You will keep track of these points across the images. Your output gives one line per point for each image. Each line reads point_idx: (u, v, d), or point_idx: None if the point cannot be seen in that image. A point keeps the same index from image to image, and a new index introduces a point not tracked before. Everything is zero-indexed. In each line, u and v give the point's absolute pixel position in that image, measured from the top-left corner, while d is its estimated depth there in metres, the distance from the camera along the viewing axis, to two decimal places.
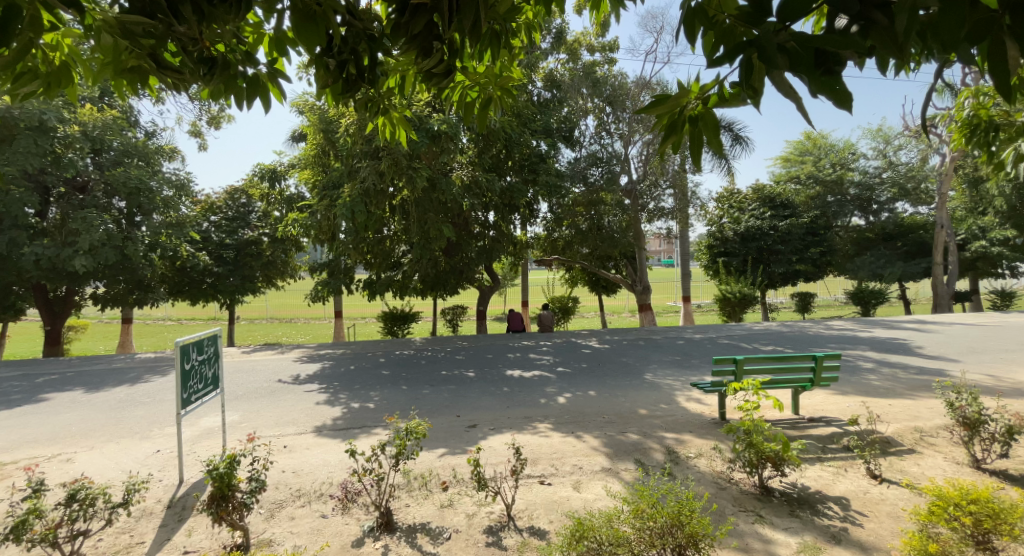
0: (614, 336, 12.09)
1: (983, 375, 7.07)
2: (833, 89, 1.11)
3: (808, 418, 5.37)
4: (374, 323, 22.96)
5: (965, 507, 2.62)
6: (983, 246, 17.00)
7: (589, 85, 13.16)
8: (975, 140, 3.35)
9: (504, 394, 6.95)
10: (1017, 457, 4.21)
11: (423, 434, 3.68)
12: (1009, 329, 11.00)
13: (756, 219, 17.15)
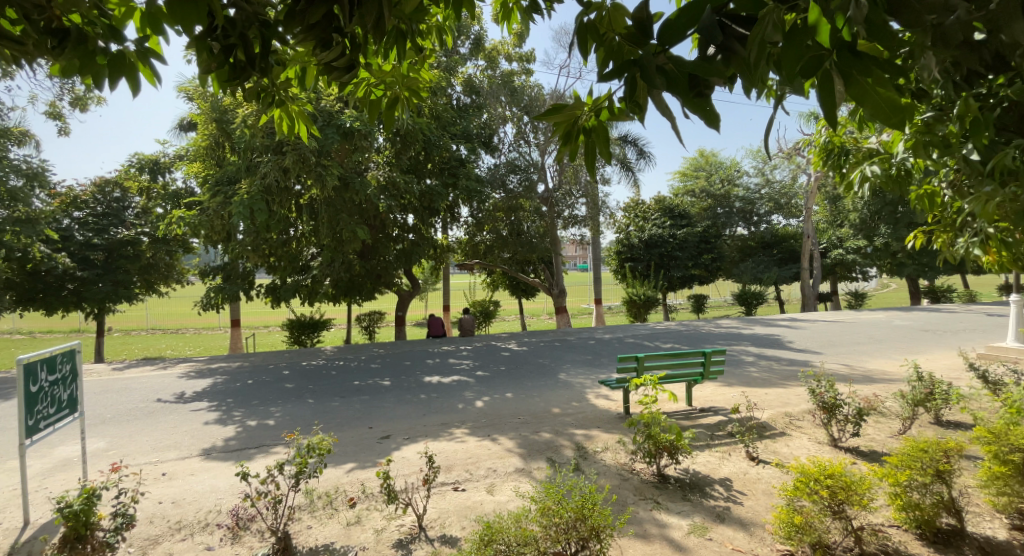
0: (531, 337, 12.26)
1: (839, 365, 8.15)
2: (703, 109, 1.16)
3: (700, 408, 5.82)
4: (276, 333, 21.30)
5: (823, 481, 2.91)
6: (840, 254, 19.28)
7: (507, 93, 13.32)
8: (830, 162, 3.84)
9: (419, 401, 6.75)
10: (865, 434, 4.86)
11: (328, 450, 3.39)
12: (858, 325, 12.81)
13: (658, 228, 18.59)
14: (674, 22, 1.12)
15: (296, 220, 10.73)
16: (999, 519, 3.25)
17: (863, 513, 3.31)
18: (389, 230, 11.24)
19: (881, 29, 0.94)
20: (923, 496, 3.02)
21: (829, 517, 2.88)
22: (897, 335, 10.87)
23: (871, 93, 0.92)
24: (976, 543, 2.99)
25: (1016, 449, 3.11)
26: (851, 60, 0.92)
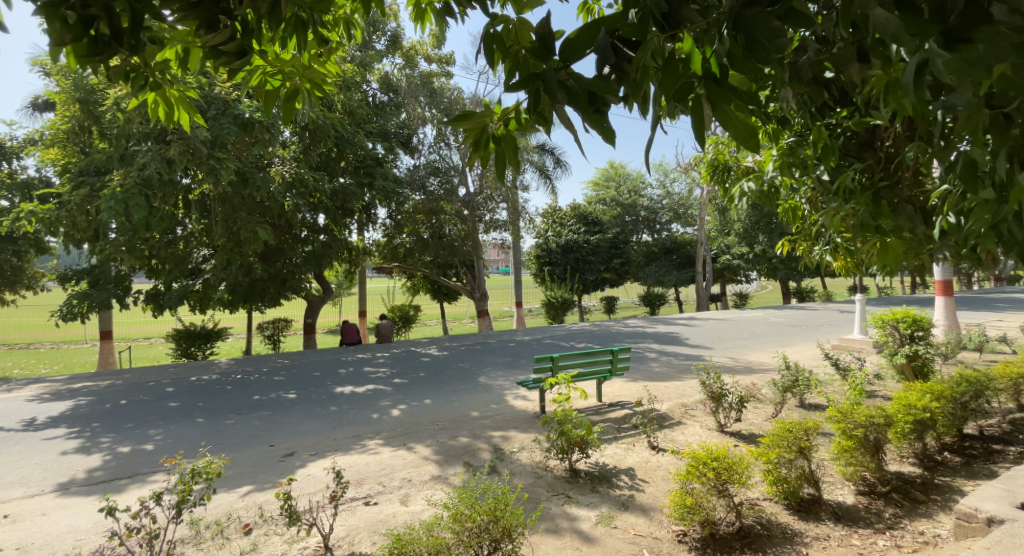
0: (451, 342, 12.06)
1: (726, 358, 9.04)
2: (602, 124, 1.22)
3: (608, 404, 6.12)
4: (162, 345, 18.98)
5: (710, 465, 3.21)
6: (727, 259, 21.01)
7: (426, 94, 13.10)
8: (716, 177, 4.23)
9: (328, 413, 6.37)
10: (746, 419, 5.42)
11: (217, 474, 3.04)
12: (742, 322, 14.28)
13: (573, 234, 19.28)
14: (575, 39, 1.16)
15: (186, 216, 9.68)
16: (848, 485, 3.78)
17: (742, 491, 3.67)
18: (297, 231, 10.53)
19: (741, 61, 1.04)
20: (789, 471, 3.44)
21: (715, 496, 3.16)
22: (774, 331, 12.25)
23: (733, 119, 1.04)
24: (830, 507, 3.45)
25: (859, 424, 3.66)
26: (716, 88, 1.03)
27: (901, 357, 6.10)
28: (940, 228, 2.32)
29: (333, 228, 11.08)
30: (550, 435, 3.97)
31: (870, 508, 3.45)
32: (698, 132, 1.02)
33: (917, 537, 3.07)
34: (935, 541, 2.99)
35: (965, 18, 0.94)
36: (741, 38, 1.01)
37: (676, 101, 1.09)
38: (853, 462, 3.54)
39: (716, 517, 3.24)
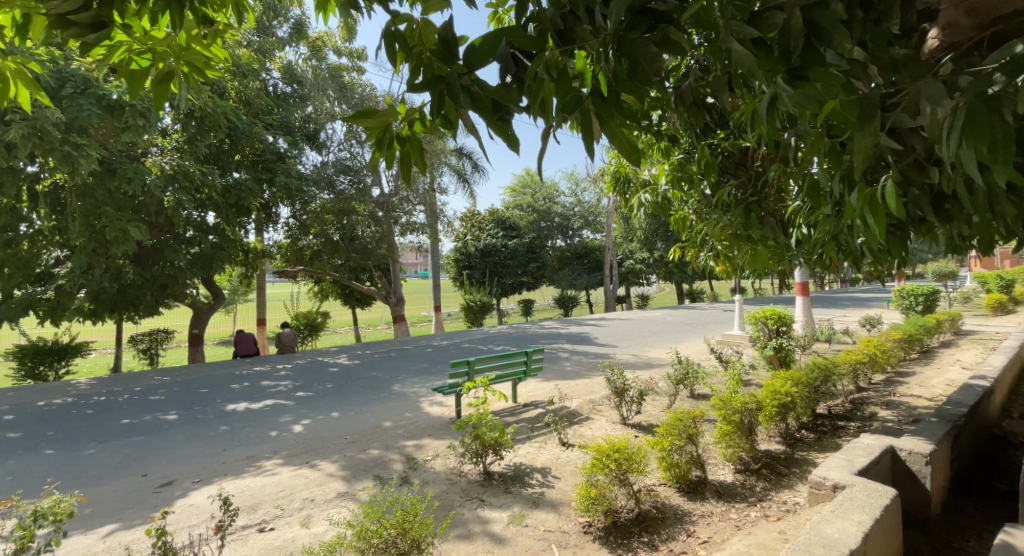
0: (365, 350, 11.45)
1: (630, 355, 9.59)
2: (505, 131, 1.27)
3: (523, 404, 6.19)
4: (9, 364, 15.94)
5: (612, 456, 3.40)
6: (631, 263, 22.91)
7: (335, 88, 12.38)
8: (617, 188, 4.46)
9: (218, 434, 5.78)
10: (647, 411, 5.78)
11: (70, 514, 2.60)
12: (646, 322, 15.25)
13: (491, 238, 19.25)
14: (477, 48, 1.16)
15: (36, 212, 8.26)
16: (729, 465, 4.19)
17: (640, 478, 3.92)
18: (181, 230, 9.45)
19: (623, 80, 1.14)
20: (680, 456, 3.75)
21: (615, 485, 3.35)
22: (673, 329, 13.21)
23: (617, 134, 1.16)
24: (713, 486, 3.81)
25: (736, 410, 4.08)
26: (600, 103, 1.14)
27: (769, 349, 6.90)
28: (795, 238, 2.74)
29: (225, 228, 10.08)
30: (464, 439, 3.94)
31: (746, 484, 3.85)
32: (587, 145, 1.13)
33: (782, 506, 3.48)
34: (795, 507, 3.41)
35: (804, 57, 1.20)
36: (624, 59, 1.09)
37: (565, 113, 1.18)
38: (733, 444, 3.92)
39: (617, 505, 3.43)
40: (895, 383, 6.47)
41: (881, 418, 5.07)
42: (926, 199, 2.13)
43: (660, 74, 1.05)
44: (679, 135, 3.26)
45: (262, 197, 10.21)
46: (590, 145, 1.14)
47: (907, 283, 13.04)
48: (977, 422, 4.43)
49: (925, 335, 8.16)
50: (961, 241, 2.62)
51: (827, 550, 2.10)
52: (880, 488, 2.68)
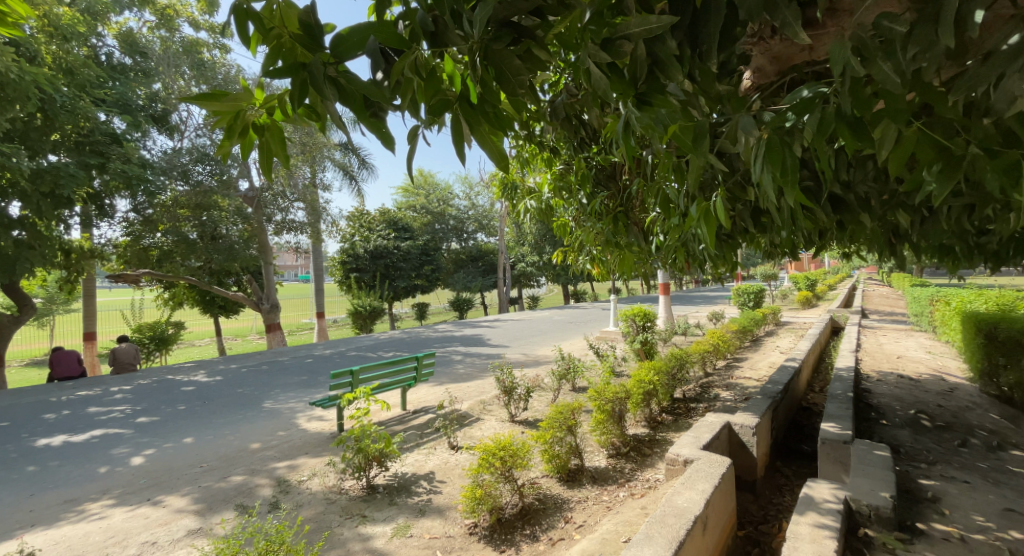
0: (229, 363, 10.20)
1: (521, 354, 9.76)
2: (379, 128, 1.24)
3: (412, 411, 5.96)
4: None
5: (497, 455, 3.43)
6: (523, 266, 23.31)
7: (192, 66, 10.84)
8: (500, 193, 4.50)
9: (26, 475, 4.75)
10: (535, 408, 5.92)
11: None
12: (537, 322, 15.66)
13: (383, 240, 17.67)
14: (345, 38, 1.09)
15: None
16: (603, 451, 4.49)
17: (524, 472, 4.04)
18: None
19: (488, 87, 1.18)
20: (560, 447, 3.94)
21: (500, 482, 3.41)
22: (559, 328, 13.77)
23: (488, 139, 1.19)
24: (589, 473, 4.05)
25: (609, 399, 4.39)
26: (468, 108, 1.17)
27: (636, 342, 7.57)
28: (655, 244, 3.11)
29: (37, 223, 8.31)
30: (344, 456, 3.67)
31: (617, 467, 4.15)
32: (458, 149, 1.15)
33: (645, 483, 3.79)
34: (656, 483, 3.74)
35: (649, 84, 1.38)
36: (492, 67, 1.13)
37: (433, 114, 1.18)
38: (606, 431, 4.21)
39: (501, 501, 3.50)
40: (738, 367, 7.50)
41: (725, 398, 5.85)
42: (748, 214, 2.57)
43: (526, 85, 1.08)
44: (560, 148, 3.56)
45: (90, 185, 8.59)
46: (461, 150, 1.16)
47: (740, 283, 15.20)
48: (791, 396, 5.34)
49: (755, 326, 9.61)
50: (773, 248, 3.17)
51: (679, 519, 2.36)
52: (719, 458, 3.08)
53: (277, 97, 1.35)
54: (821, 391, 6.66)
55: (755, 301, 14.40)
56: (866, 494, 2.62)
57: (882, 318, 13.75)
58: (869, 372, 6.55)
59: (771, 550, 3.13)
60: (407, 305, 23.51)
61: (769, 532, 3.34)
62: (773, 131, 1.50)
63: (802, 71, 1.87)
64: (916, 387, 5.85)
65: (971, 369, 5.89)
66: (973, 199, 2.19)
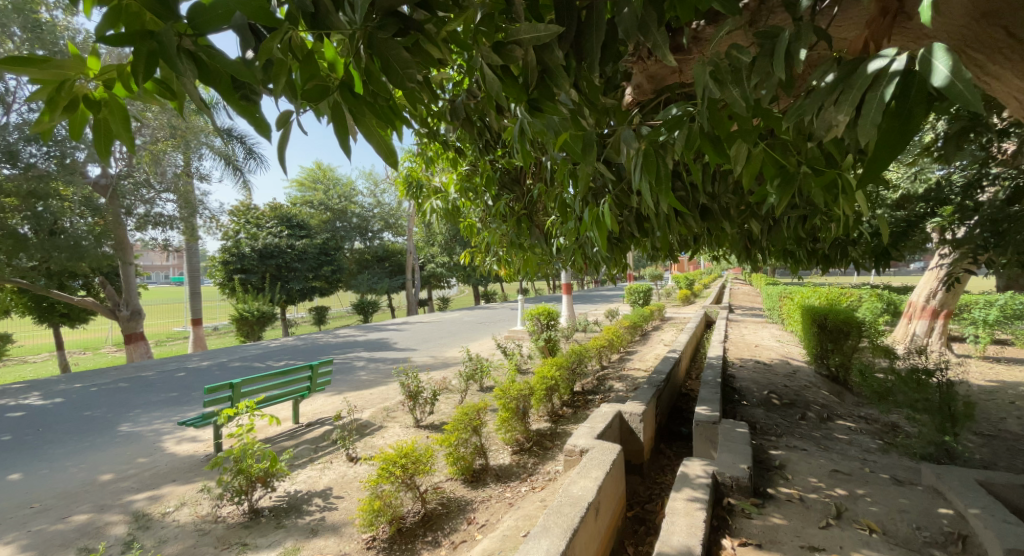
0: (75, 381, 8.68)
1: (428, 357, 9.50)
2: (251, 113, 1.15)
3: (306, 423, 5.53)
4: None
5: (399, 463, 3.31)
6: (434, 267, 22.97)
7: (25, 26, 9.04)
8: (409, 193, 4.25)
9: None
10: (440, 411, 5.78)
11: None
12: (447, 323, 15.38)
13: (273, 237, 15.06)
14: (206, 10, 0.98)
15: None
16: (507, 448, 4.55)
17: (427, 477, 3.97)
18: None
19: (374, 78, 1.14)
20: (465, 449, 3.92)
21: (400, 491, 3.30)
22: (467, 329, 13.63)
23: (374, 133, 1.15)
24: (493, 471, 4.07)
25: (513, 397, 4.45)
26: (351, 98, 1.12)
27: (541, 340, 7.79)
28: (555, 246, 3.27)
29: None
30: (221, 481, 3.27)
31: (520, 463, 4.23)
32: (340, 141, 1.10)
33: (546, 476, 3.90)
34: (556, 475, 3.86)
35: (540, 90, 1.44)
36: (376, 57, 1.09)
37: (310, 100, 1.11)
38: (511, 429, 4.27)
39: (402, 510, 3.40)
40: (631, 360, 8.06)
41: (618, 389, 6.24)
42: (633, 220, 2.78)
43: (412, 79, 1.06)
44: (465, 149, 3.55)
45: None
46: (345, 142, 1.11)
47: (632, 282, 16.36)
48: (673, 384, 5.88)
49: (645, 321, 10.42)
50: (656, 251, 3.46)
51: (574, 508, 2.47)
52: (611, 446, 3.28)
53: (118, 67, 1.19)
54: (698, 378, 7.40)
55: (645, 299, 15.63)
56: (728, 467, 2.97)
57: (751, 313, 15.57)
58: (735, 360, 7.41)
59: (655, 526, 3.41)
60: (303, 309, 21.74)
61: (653, 510, 3.63)
62: (650, 143, 1.64)
63: (674, 91, 2.07)
64: (771, 371, 6.75)
65: (810, 354, 6.94)
66: (804, 209, 2.59)
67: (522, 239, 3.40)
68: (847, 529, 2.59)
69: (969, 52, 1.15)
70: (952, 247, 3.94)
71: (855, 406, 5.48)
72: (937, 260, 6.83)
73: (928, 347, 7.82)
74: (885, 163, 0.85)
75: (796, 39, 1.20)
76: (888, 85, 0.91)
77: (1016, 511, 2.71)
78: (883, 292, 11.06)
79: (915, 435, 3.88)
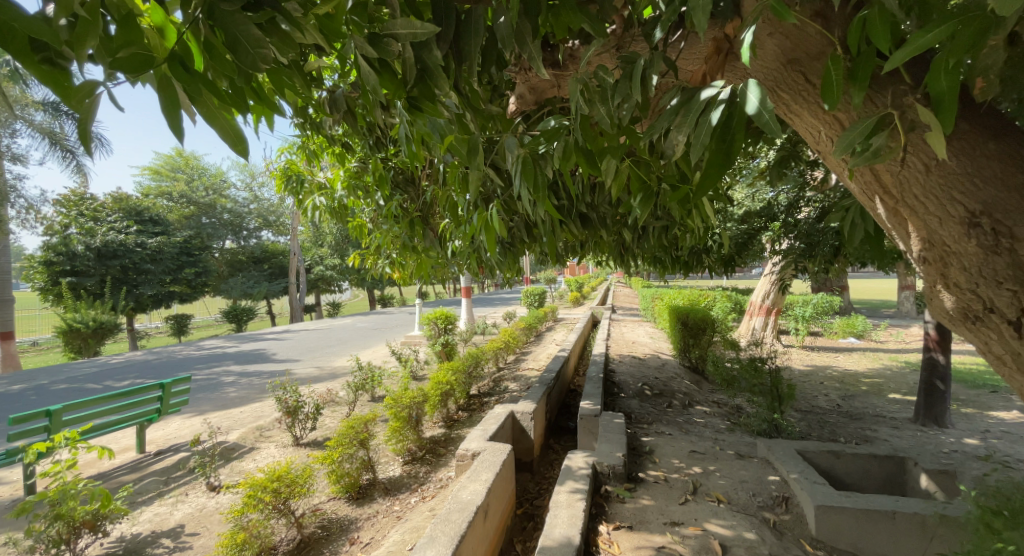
0: None
1: (311, 368, 8.84)
2: (54, 80, 0.97)
3: (154, 452, 4.81)
4: None
5: (270, 488, 3.01)
6: (321, 270, 21.43)
7: None
8: (290, 188, 3.87)
9: None
10: (323, 426, 5.40)
11: None
12: (334, 330, 14.46)
13: (116, 233, 12.74)
14: None
15: None
16: (398, 459, 4.40)
17: (306, 499, 3.69)
18: None
19: (217, 53, 1.03)
20: (350, 464, 3.70)
21: (271, 519, 3.02)
22: (357, 335, 12.96)
23: (217, 116, 1.03)
24: (381, 485, 3.92)
25: (405, 405, 4.30)
26: (184, 73, 0.98)
27: (437, 344, 7.67)
28: (449, 250, 3.26)
29: None
30: (29, 531, 2.66)
31: (411, 473, 4.12)
32: (170, 123, 0.96)
33: (437, 484, 3.83)
34: (447, 482, 3.81)
35: (419, 89, 1.41)
36: (220, 31, 0.99)
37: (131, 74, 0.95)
38: (402, 438, 4.12)
39: (273, 540, 3.12)
40: (524, 360, 8.28)
41: (511, 389, 6.37)
42: (522, 226, 2.86)
43: (266, 60, 0.97)
44: (353, 145, 3.34)
45: None
46: (175, 122, 0.97)
47: (527, 285, 16.83)
48: (561, 382, 6.16)
49: (537, 323, 10.80)
50: (545, 256, 3.59)
51: (461, 513, 2.47)
52: (501, 446, 3.34)
53: None
54: (583, 376, 7.85)
55: (539, 302, 16.15)
56: (606, 457, 3.18)
57: (630, 313, 16.91)
58: (615, 356, 7.97)
59: (541, 521, 3.53)
60: (159, 317, 18.96)
61: (540, 505, 3.77)
62: (530, 152, 1.70)
63: (555, 104, 2.20)
64: (644, 365, 7.39)
65: (676, 349, 7.72)
66: (666, 221, 2.88)
67: (415, 241, 3.35)
68: (700, 502, 2.92)
69: (779, 91, 1.35)
70: (779, 256, 4.66)
71: (710, 393, 6.22)
72: (770, 265, 8.01)
73: (765, 340, 9.16)
74: (715, 177, 0.99)
75: (648, 65, 1.33)
76: (717, 111, 1.05)
77: (823, 472, 3.28)
78: (734, 293, 12.71)
79: (753, 415, 4.52)
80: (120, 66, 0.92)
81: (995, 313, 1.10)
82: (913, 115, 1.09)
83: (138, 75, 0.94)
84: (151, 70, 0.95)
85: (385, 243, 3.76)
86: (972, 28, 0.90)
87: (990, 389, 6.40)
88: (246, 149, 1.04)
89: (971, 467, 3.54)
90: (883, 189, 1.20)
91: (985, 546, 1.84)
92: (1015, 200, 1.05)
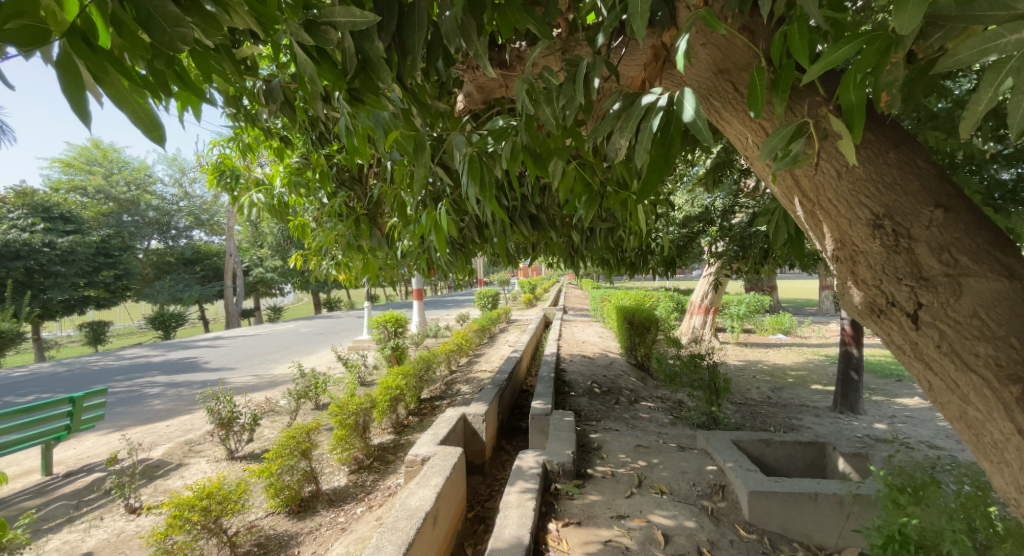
0: None
1: (249, 377, 8.38)
2: None
3: (64, 475, 4.38)
4: None
5: (197, 507, 2.81)
6: (261, 272, 20.41)
7: None
8: (224, 183, 3.62)
9: None
10: (260, 438, 5.14)
11: None
12: (276, 336, 13.82)
13: (20, 232, 11.57)
14: None
15: None
16: (343, 468, 4.26)
17: (240, 516, 3.50)
18: None
19: (127, 29, 0.94)
20: (291, 477, 3.52)
21: (200, 539, 2.84)
22: (301, 341, 12.46)
23: (129, 100, 0.95)
24: (325, 496, 3.77)
25: (351, 412, 4.15)
26: (87, 49, 0.89)
27: (387, 349, 7.50)
28: (397, 247, 3.18)
29: None
30: None
31: (357, 482, 4.01)
32: (72, 108, 0.88)
33: (385, 492, 3.74)
34: (395, 489, 3.73)
35: (361, 81, 1.37)
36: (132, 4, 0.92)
37: (24, 50, 0.86)
38: (348, 447, 3.99)
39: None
40: (477, 362, 8.27)
41: (462, 392, 6.34)
42: (473, 227, 2.86)
43: (185, 41, 0.92)
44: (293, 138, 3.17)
45: None
46: (78, 104, 0.89)
47: (481, 287, 16.74)
48: (513, 383, 6.17)
49: (490, 324, 10.79)
50: (497, 256, 3.58)
51: (409, 521, 2.42)
52: (451, 449, 3.31)
53: None
54: (534, 376, 7.92)
55: (493, 303, 16.12)
56: (557, 455, 3.23)
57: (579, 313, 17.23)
58: (565, 355, 8.10)
59: (492, 522, 3.53)
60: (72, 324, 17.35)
61: (491, 507, 3.77)
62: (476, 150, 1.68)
63: (503, 103, 2.19)
64: (592, 363, 7.55)
65: (623, 347, 7.93)
66: (611, 222, 2.97)
67: (361, 241, 3.26)
68: (644, 494, 3.01)
69: (711, 100, 1.42)
70: (715, 259, 4.90)
71: (655, 389, 6.44)
72: (709, 266, 8.35)
73: (704, 337, 9.62)
74: (656, 180, 1.03)
75: (590, 68, 1.36)
76: (656, 117, 1.09)
77: (755, 459, 3.48)
78: (676, 293, 13.26)
79: (693, 409, 4.73)
80: (7, 39, 0.83)
81: (896, 307, 1.19)
82: (825, 126, 1.20)
83: (32, 50, 0.85)
84: (46, 43, 0.86)
85: (329, 242, 3.61)
86: (875, 47, 0.99)
87: (896, 378, 7.08)
88: (162, 136, 0.96)
89: (880, 450, 3.89)
90: (802, 193, 1.29)
91: (892, 520, 2.01)
92: (911, 203, 1.16)
